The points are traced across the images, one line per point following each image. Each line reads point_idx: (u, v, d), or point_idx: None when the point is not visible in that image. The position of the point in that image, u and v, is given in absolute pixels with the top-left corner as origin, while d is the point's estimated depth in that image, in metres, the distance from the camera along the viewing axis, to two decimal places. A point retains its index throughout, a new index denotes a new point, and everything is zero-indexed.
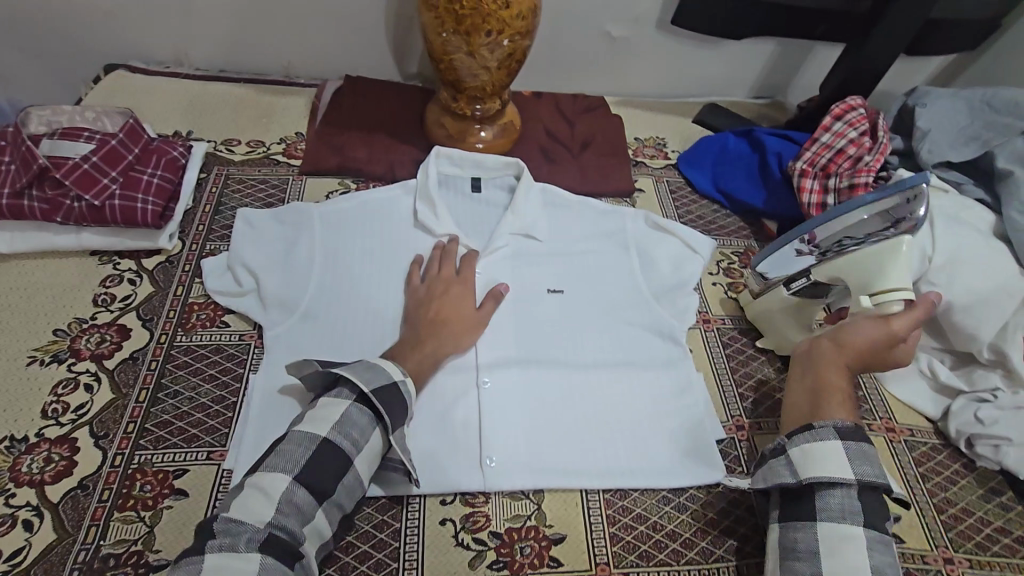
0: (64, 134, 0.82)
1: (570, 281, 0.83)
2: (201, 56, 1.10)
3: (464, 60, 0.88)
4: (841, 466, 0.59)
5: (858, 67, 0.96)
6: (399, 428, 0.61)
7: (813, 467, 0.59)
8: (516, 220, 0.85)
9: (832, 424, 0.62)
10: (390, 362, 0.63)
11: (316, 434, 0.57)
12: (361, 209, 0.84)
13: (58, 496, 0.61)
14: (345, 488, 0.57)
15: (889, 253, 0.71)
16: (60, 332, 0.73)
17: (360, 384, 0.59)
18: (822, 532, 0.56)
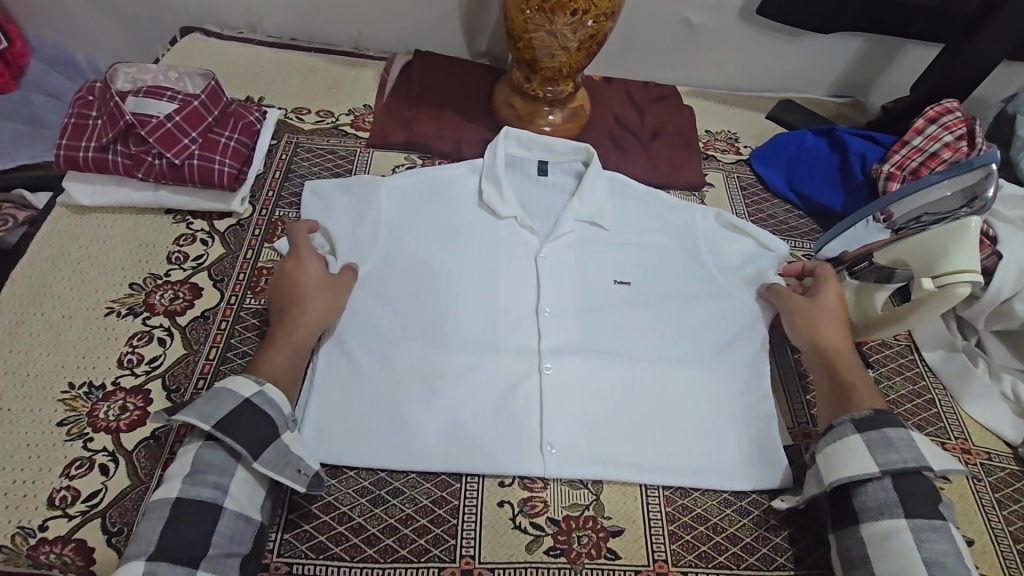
0: (148, 92, 0.81)
1: (639, 274, 0.80)
2: (274, 23, 1.11)
3: (545, 39, 0.86)
4: (864, 456, 0.61)
5: (957, 69, 0.91)
6: (262, 453, 0.57)
7: (838, 469, 0.61)
8: (582, 206, 0.82)
9: (850, 419, 0.64)
10: (235, 379, 0.59)
11: (170, 498, 0.54)
12: (426, 187, 0.82)
13: (132, 444, 0.63)
14: (225, 536, 0.54)
15: (954, 237, 0.69)
16: (136, 286, 0.75)
17: (197, 422, 0.56)
18: (866, 534, 0.58)
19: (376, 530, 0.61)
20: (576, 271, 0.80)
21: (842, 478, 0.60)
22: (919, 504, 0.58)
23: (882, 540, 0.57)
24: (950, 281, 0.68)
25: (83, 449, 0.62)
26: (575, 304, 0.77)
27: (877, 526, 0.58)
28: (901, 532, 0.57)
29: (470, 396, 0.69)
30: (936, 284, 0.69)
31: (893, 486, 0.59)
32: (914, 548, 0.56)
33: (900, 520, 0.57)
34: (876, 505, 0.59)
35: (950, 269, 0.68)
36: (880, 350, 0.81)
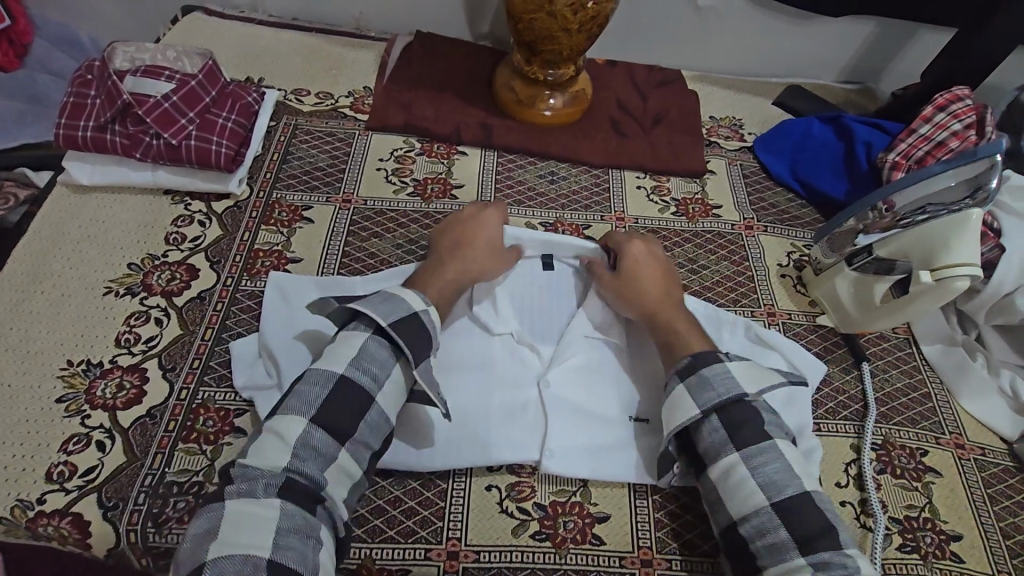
0: (146, 72, 0.81)
1: (657, 406, 0.70)
2: (275, 3, 1.10)
3: (545, 20, 0.85)
4: (687, 403, 0.61)
5: (969, 56, 0.88)
6: None
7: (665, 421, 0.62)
8: (592, 316, 0.73)
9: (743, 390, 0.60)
10: None
11: None
12: None
13: (129, 421, 0.64)
14: None
15: (955, 229, 0.68)
16: (134, 267, 0.76)
17: None
18: (715, 479, 0.59)
19: (365, 511, 0.62)
20: (580, 393, 0.70)
21: (671, 428, 0.61)
22: (746, 433, 0.58)
23: (728, 480, 0.57)
24: (952, 273, 0.67)
25: (81, 425, 0.64)
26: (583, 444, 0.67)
27: (719, 467, 0.58)
28: (740, 468, 0.57)
29: (451, 388, 0.69)
30: (939, 276, 0.68)
31: (722, 423, 0.59)
32: (752, 479, 0.56)
33: (734, 454, 0.58)
34: (779, 475, 0.56)
35: (949, 261, 0.68)
36: (878, 343, 0.81)
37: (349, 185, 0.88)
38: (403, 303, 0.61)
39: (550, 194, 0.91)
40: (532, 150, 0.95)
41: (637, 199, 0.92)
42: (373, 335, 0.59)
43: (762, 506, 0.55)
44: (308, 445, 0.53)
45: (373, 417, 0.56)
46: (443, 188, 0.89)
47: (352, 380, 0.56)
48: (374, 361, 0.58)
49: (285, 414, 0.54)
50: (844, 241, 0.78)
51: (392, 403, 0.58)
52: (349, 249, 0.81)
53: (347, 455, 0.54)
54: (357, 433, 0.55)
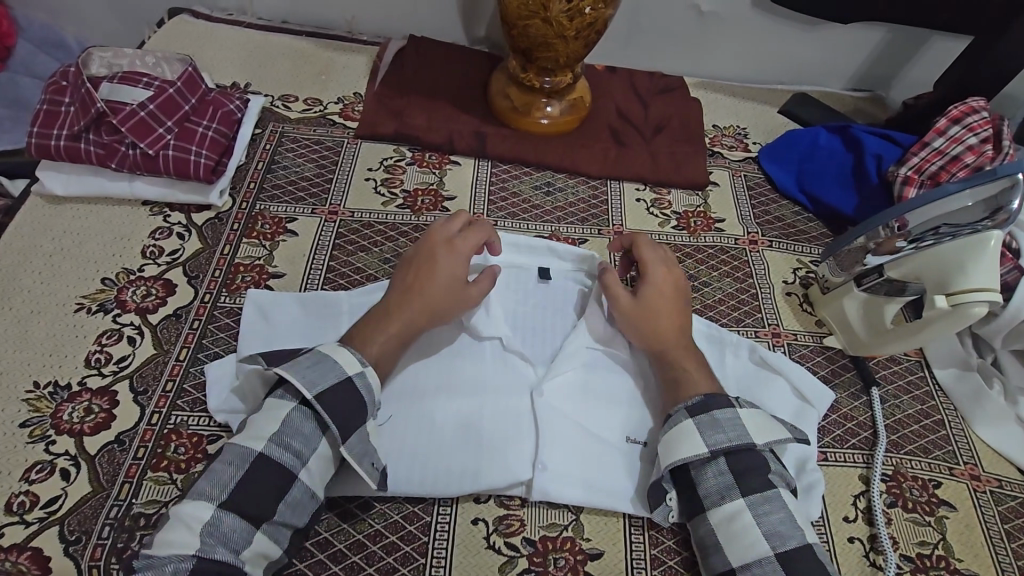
0: (124, 79, 0.78)
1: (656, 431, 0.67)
2: (265, 6, 1.07)
3: (540, 26, 0.81)
4: (693, 440, 0.58)
5: (984, 66, 0.84)
6: None
7: (666, 455, 0.59)
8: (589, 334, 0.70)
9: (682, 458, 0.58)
10: None
11: None
12: None
13: (95, 448, 0.61)
14: None
15: (972, 253, 0.64)
16: (108, 282, 0.72)
17: None
18: (713, 522, 0.56)
19: (343, 546, 0.59)
20: (575, 418, 0.66)
21: (673, 462, 0.58)
22: (752, 479, 0.56)
23: (729, 525, 0.55)
24: (966, 297, 0.64)
25: (45, 452, 0.60)
26: (576, 475, 0.63)
27: (721, 511, 0.56)
28: (743, 513, 0.55)
29: (437, 407, 0.65)
30: (952, 301, 0.65)
31: (728, 466, 0.57)
32: (757, 527, 0.54)
33: (739, 500, 0.55)
34: (785, 526, 0.54)
35: (964, 285, 0.64)
36: (888, 366, 0.77)
37: (336, 197, 0.85)
38: (335, 367, 0.57)
39: (546, 206, 0.87)
40: (527, 160, 0.91)
41: (636, 212, 0.88)
42: (298, 406, 0.56)
43: (766, 555, 0.52)
44: (235, 511, 0.51)
45: (295, 496, 0.54)
46: (434, 200, 0.86)
47: (273, 459, 0.53)
48: (296, 437, 0.55)
49: (200, 494, 0.51)
50: (853, 262, 0.74)
51: (317, 478, 0.55)
52: (334, 263, 0.77)
53: (264, 538, 0.52)
54: (277, 514, 0.53)
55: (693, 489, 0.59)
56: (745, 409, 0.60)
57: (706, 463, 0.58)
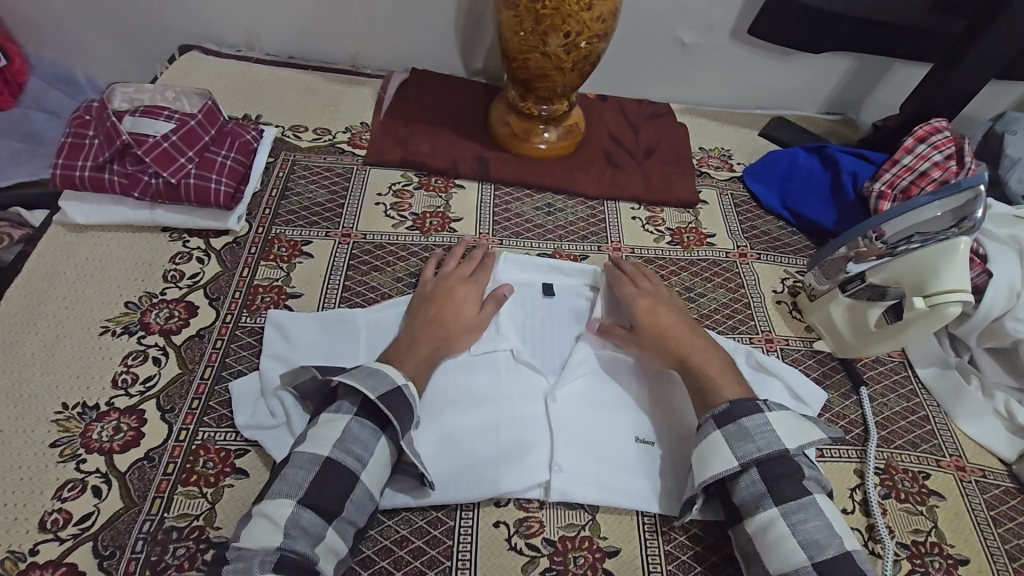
0: (145, 112, 0.83)
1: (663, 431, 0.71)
2: (273, 42, 1.12)
3: (539, 60, 0.87)
4: (724, 452, 0.61)
5: (945, 91, 0.92)
6: None
7: (701, 471, 0.61)
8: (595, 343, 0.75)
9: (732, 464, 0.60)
10: None
11: None
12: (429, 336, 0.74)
13: (126, 464, 0.63)
14: None
15: (944, 259, 0.70)
16: (131, 305, 0.75)
17: None
18: (752, 531, 0.59)
19: (371, 552, 0.61)
20: (588, 423, 0.70)
21: (707, 477, 0.61)
22: (785, 487, 0.59)
23: (767, 535, 0.57)
24: (941, 297, 0.69)
25: (76, 470, 0.62)
26: (592, 476, 0.66)
27: (756, 520, 0.58)
28: (777, 521, 0.57)
29: (456, 415, 0.68)
30: (927, 302, 0.70)
31: (759, 476, 0.60)
32: (791, 536, 0.56)
33: (772, 508, 0.58)
34: (798, 521, 0.57)
35: (939, 286, 0.70)
36: (874, 367, 0.82)
37: (349, 220, 0.89)
38: (387, 379, 0.63)
39: (548, 225, 0.92)
40: (528, 183, 0.96)
41: (633, 229, 0.93)
42: (355, 415, 0.61)
43: (803, 564, 0.55)
44: (298, 526, 0.54)
45: (358, 497, 0.58)
46: (441, 221, 0.90)
47: (338, 463, 0.57)
48: (357, 443, 0.59)
49: (274, 500, 0.55)
50: (837, 270, 0.80)
51: (377, 480, 0.59)
52: (349, 283, 0.81)
53: (335, 535, 0.56)
54: (343, 512, 0.56)
55: (730, 500, 0.61)
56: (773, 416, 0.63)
57: (739, 474, 0.61)
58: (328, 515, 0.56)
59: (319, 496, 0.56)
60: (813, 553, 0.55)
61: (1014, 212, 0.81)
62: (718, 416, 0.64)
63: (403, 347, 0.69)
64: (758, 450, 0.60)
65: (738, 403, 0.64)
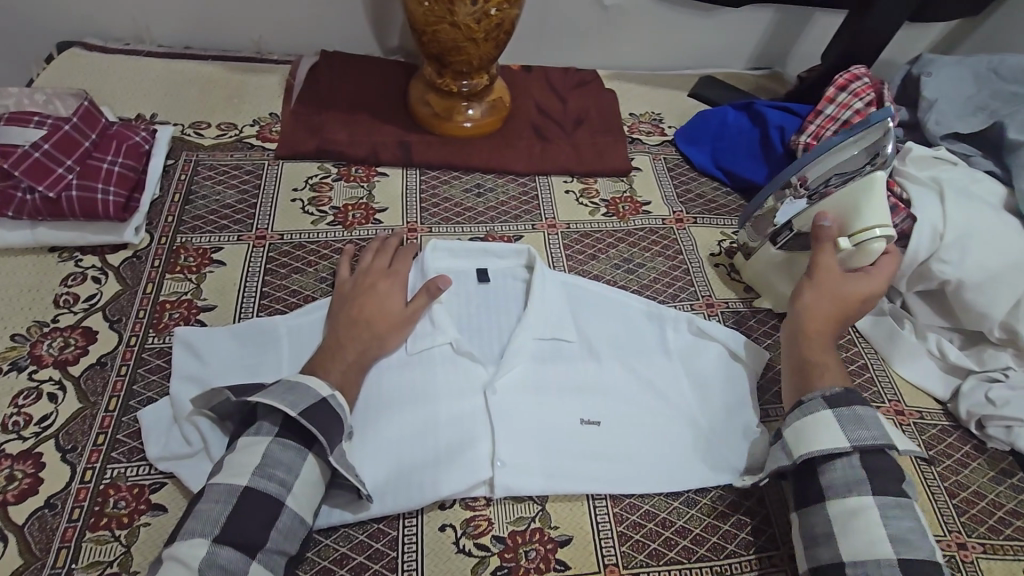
0: (11, 118, 0.74)
1: (608, 409, 0.69)
2: (164, 32, 1.02)
3: (449, 31, 0.82)
4: (834, 432, 0.57)
5: (863, 37, 0.92)
6: None
7: (806, 444, 0.58)
8: (533, 326, 0.72)
9: (821, 395, 0.60)
10: None
11: None
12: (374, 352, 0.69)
13: (23, 517, 0.57)
14: None
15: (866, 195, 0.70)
16: (19, 337, 0.68)
17: None
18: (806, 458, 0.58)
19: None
20: (531, 411, 0.67)
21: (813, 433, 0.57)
22: (885, 481, 0.55)
23: (851, 519, 0.54)
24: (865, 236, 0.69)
25: None
26: (538, 465, 0.64)
27: (846, 503, 0.54)
28: (869, 510, 0.53)
29: (391, 420, 0.65)
30: (853, 243, 0.70)
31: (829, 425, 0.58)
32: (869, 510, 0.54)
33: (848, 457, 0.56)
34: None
35: (863, 224, 0.69)
36: None
37: (263, 220, 0.82)
38: (310, 391, 0.59)
39: (479, 208, 0.88)
40: (455, 165, 0.92)
41: (566, 204, 0.90)
42: (277, 436, 0.56)
43: (887, 558, 0.51)
44: (215, 565, 0.50)
45: (285, 523, 0.54)
46: (365, 214, 0.85)
47: (259, 491, 0.54)
48: (279, 467, 0.55)
49: (187, 541, 0.51)
50: (761, 225, 0.80)
51: (306, 503, 0.56)
52: (267, 289, 0.75)
53: (261, 568, 0.52)
54: (268, 543, 0.53)
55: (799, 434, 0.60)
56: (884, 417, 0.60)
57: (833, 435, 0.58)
58: (250, 548, 0.52)
59: (239, 530, 0.52)
60: (901, 550, 0.51)
61: (934, 153, 0.82)
62: (830, 396, 0.60)
63: (325, 353, 0.65)
64: (870, 439, 0.57)
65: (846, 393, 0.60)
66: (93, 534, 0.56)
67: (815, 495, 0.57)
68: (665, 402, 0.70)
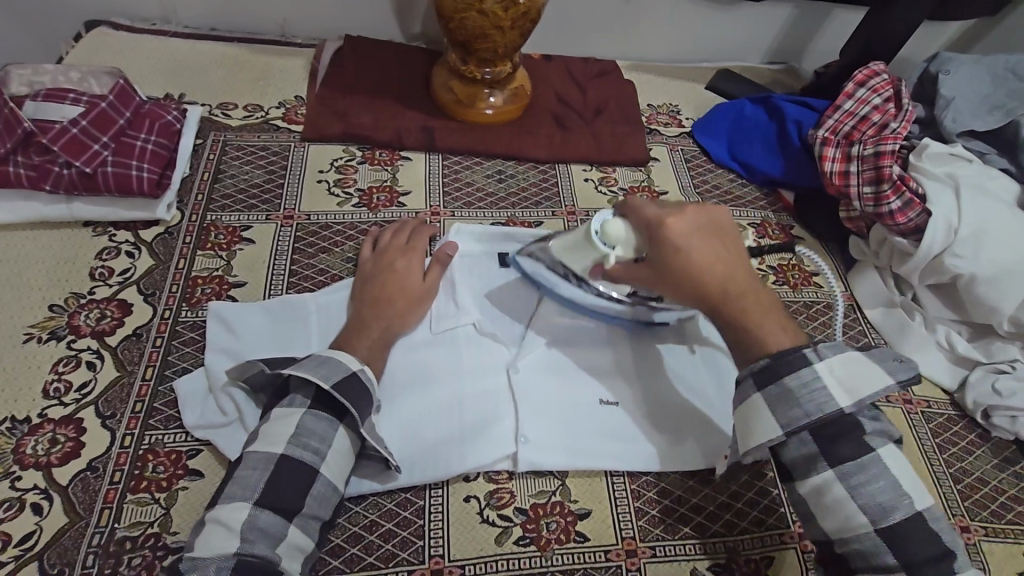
0: (47, 95, 0.76)
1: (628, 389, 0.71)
2: (190, 13, 1.04)
3: (478, 18, 0.84)
4: (767, 420, 0.57)
5: (882, 34, 0.93)
6: None
7: (748, 437, 0.59)
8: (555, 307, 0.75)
9: (749, 374, 0.59)
10: None
11: None
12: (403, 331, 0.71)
13: (67, 478, 0.59)
14: None
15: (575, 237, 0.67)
16: (56, 308, 0.70)
17: None
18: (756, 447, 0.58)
19: (340, 540, 0.60)
20: (553, 390, 0.70)
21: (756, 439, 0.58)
22: (840, 448, 0.55)
23: (821, 497, 0.56)
24: (611, 235, 0.62)
25: (11, 489, 0.58)
26: (561, 441, 0.66)
27: (811, 482, 0.56)
28: (833, 484, 0.55)
29: (419, 395, 0.67)
30: (623, 242, 0.62)
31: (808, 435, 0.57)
32: (848, 497, 0.54)
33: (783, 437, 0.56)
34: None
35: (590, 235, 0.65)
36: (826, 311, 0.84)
37: (290, 201, 0.84)
38: (341, 365, 0.61)
39: (500, 193, 0.90)
40: (477, 151, 0.93)
41: (586, 192, 0.92)
42: (310, 408, 0.59)
43: (864, 528, 0.54)
44: (255, 527, 0.53)
45: (319, 490, 0.56)
46: (389, 197, 0.87)
47: (294, 459, 0.56)
48: (313, 437, 0.57)
49: (228, 504, 0.53)
50: (645, 314, 0.73)
51: (338, 471, 0.58)
52: (296, 267, 0.77)
53: (297, 531, 0.54)
54: (305, 508, 0.55)
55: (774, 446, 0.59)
56: (834, 365, 0.56)
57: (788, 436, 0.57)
58: (287, 512, 0.54)
59: (277, 495, 0.54)
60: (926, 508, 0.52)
61: (950, 151, 0.83)
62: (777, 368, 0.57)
63: (354, 330, 0.67)
64: (806, 418, 0.55)
65: (782, 360, 0.57)
66: (135, 497, 0.59)
67: (786, 473, 0.59)
68: (682, 386, 0.72)
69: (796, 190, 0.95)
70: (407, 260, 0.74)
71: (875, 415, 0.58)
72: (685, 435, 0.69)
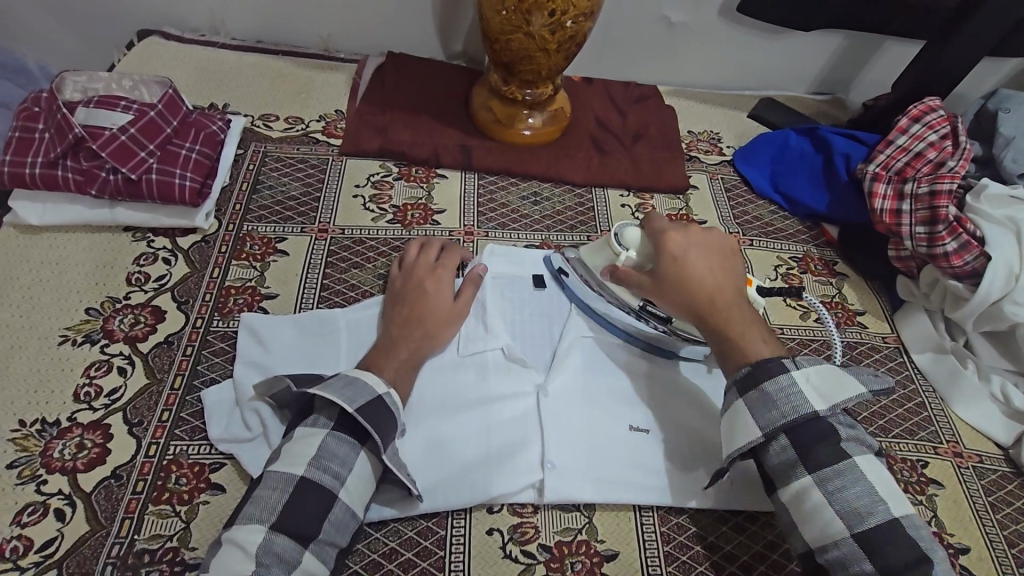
0: (99, 102, 0.77)
1: (658, 420, 0.69)
2: (240, 25, 1.06)
3: (523, 40, 0.83)
4: (744, 424, 0.57)
5: (939, 69, 0.90)
6: None
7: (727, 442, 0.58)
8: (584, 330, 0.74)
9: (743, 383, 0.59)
10: None
11: None
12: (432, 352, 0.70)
13: (90, 485, 0.58)
14: None
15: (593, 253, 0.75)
16: (93, 311, 0.70)
17: None
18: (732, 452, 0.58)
19: (358, 567, 0.58)
20: (583, 418, 0.67)
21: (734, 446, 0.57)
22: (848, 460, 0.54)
23: (802, 505, 0.54)
24: (626, 239, 0.71)
25: (36, 493, 0.58)
26: (589, 474, 0.64)
27: (790, 488, 0.55)
28: (812, 490, 0.53)
29: (445, 418, 0.66)
30: (636, 246, 0.70)
31: (790, 442, 0.55)
32: (828, 505, 0.52)
33: (759, 436, 0.56)
34: (864, 502, 0.52)
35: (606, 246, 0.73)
36: (871, 354, 0.80)
37: (325, 214, 0.84)
38: (367, 388, 0.59)
39: (535, 215, 0.89)
40: (513, 171, 0.92)
41: (622, 217, 0.90)
42: (332, 429, 0.57)
43: (842, 536, 0.51)
44: (270, 551, 0.51)
45: (336, 515, 0.55)
46: (424, 214, 0.86)
47: (313, 482, 0.54)
48: (333, 460, 0.56)
49: (246, 525, 0.52)
50: (673, 343, 0.72)
51: (358, 498, 0.56)
52: (328, 281, 0.77)
53: (312, 558, 0.53)
54: (321, 533, 0.53)
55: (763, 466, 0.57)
56: (805, 371, 0.57)
57: (767, 443, 0.56)
58: (303, 538, 0.53)
59: (295, 520, 0.53)
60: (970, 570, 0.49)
61: (1009, 192, 0.79)
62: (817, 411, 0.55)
63: (382, 350, 0.65)
64: (793, 421, 0.55)
65: (762, 365, 0.58)
66: (156, 508, 0.58)
67: (770, 485, 0.57)
68: (718, 425, 0.69)
69: (840, 224, 0.91)
70: (436, 281, 0.72)
71: (855, 426, 0.57)
72: (718, 474, 0.66)
